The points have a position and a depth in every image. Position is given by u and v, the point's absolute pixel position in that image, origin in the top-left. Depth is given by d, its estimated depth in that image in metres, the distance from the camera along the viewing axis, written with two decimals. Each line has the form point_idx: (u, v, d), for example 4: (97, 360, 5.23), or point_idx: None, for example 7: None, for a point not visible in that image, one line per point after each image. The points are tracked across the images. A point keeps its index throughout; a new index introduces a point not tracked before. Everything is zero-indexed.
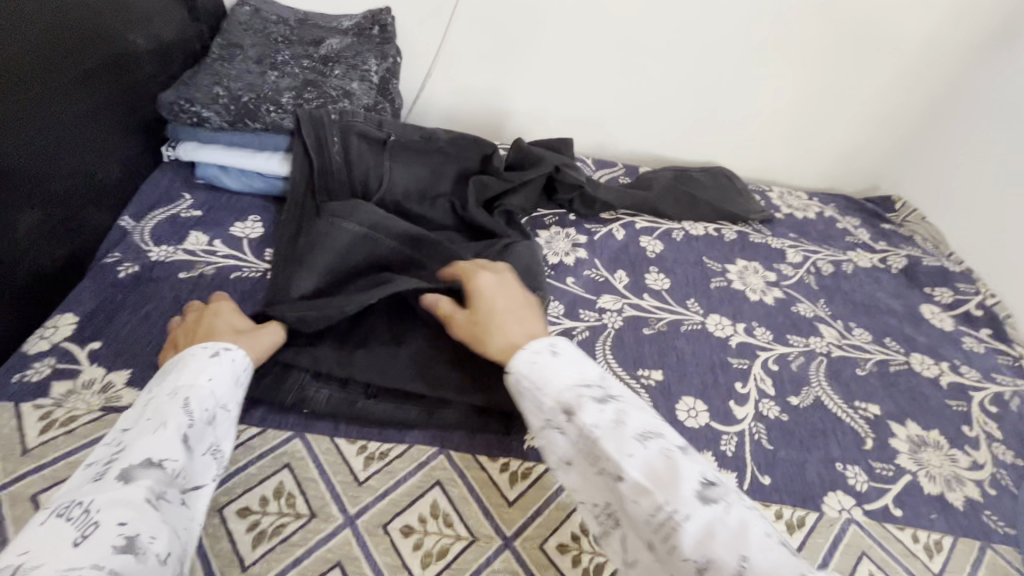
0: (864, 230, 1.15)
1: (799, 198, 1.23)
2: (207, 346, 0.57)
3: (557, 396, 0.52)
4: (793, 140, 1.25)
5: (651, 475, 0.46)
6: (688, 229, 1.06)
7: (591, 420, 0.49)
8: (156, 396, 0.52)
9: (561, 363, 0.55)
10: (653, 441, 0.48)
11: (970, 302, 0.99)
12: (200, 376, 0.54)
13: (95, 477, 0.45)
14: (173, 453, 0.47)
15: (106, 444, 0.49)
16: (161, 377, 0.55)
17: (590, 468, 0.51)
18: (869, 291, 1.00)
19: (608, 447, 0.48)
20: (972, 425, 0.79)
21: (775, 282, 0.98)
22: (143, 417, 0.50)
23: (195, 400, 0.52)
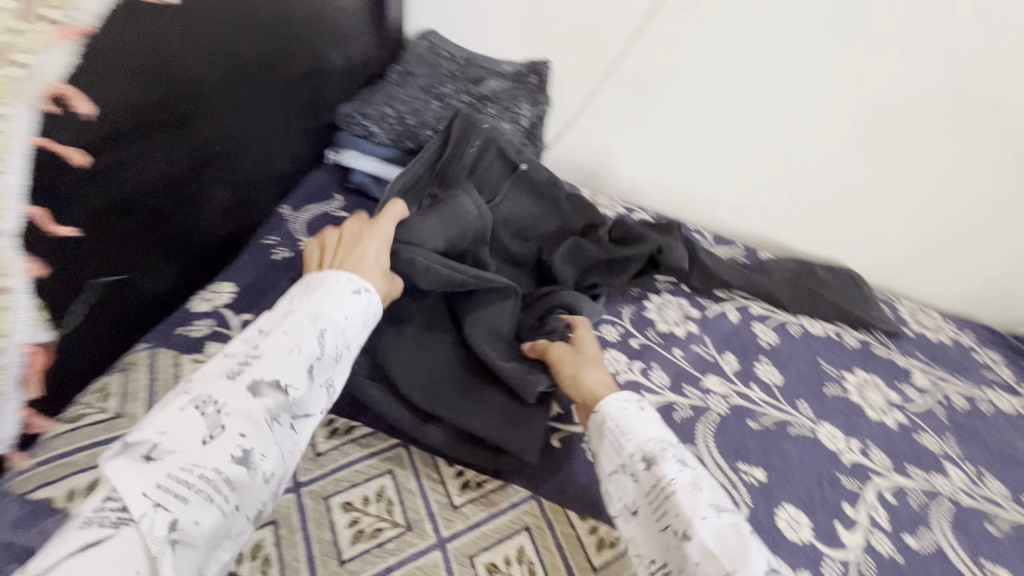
0: (1005, 369, 1.05)
1: (931, 318, 1.14)
2: (353, 280, 0.62)
3: (638, 447, 0.58)
4: (933, 255, 1.16)
5: (720, 545, 0.51)
6: (806, 325, 1.01)
7: (669, 475, 0.55)
8: (298, 312, 0.57)
9: (647, 420, 0.60)
10: (723, 511, 0.54)
11: None
12: (336, 312, 0.59)
13: (231, 374, 0.52)
14: (297, 382, 0.53)
15: (243, 339, 0.55)
16: (302, 293, 0.60)
17: (653, 521, 0.55)
18: (1008, 439, 0.90)
19: (682, 507, 0.53)
20: None
21: (898, 404, 0.91)
22: (282, 329, 0.55)
23: (328, 334, 0.57)
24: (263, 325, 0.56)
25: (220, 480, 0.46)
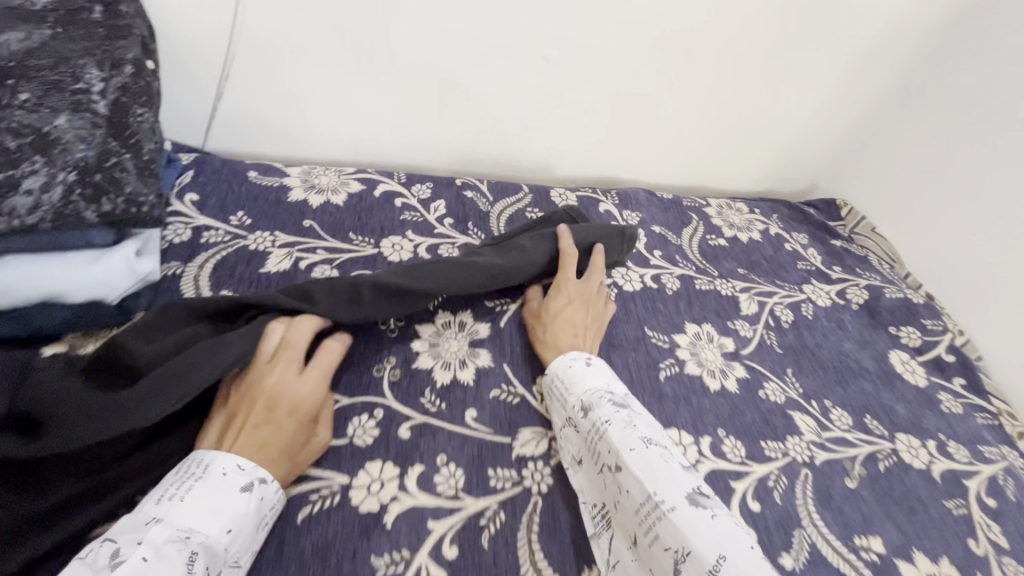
0: (814, 250, 0.96)
1: (739, 213, 1.01)
2: (242, 467, 0.47)
3: (581, 395, 0.57)
4: (725, 141, 1.01)
5: (647, 470, 0.49)
6: (619, 283, 0.81)
7: (602, 417, 0.54)
8: (157, 528, 0.41)
9: (592, 373, 0.60)
10: (655, 447, 0.51)
11: (940, 343, 0.84)
12: (217, 525, 0.43)
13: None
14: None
15: (89, 557, 0.38)
16: (178, 489, 0.44)
17: (593, 467, 0.54)
18: (836, 343, 0.82)
19: (612, 440, 0.52)
20: (977, 536, 0.65)
21: (734, 353, 0.76)
22: (140, 557, 0.39)
23: (202, 561, 0.41)
24: (117, 535, 0.40)
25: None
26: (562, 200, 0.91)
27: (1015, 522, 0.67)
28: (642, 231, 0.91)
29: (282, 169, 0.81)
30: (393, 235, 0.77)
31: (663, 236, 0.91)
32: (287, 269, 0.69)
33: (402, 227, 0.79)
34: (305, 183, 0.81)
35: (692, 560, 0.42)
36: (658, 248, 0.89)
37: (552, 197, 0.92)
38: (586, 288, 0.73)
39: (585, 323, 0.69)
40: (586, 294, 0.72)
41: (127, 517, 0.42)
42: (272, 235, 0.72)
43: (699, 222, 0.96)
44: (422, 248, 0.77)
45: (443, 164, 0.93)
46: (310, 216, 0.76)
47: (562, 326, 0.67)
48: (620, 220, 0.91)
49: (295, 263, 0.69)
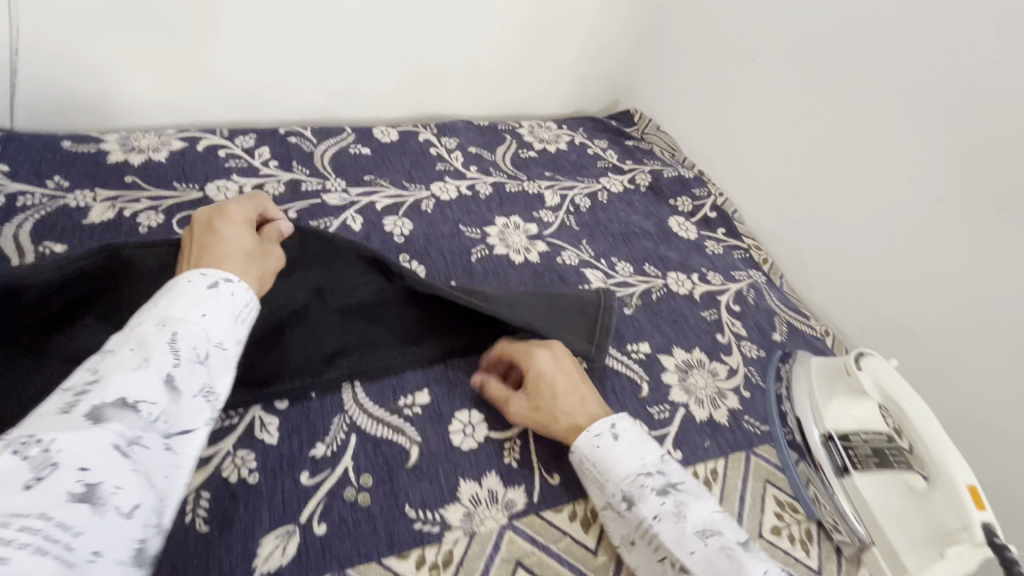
0: (611, 151, 1.14)
1: (548, 129, 1.17)
2: (205, 274, 0.49)
3: (619, 481, 0.54)
4: (526, 69, 1.17)
5: (713, 575, 0.47)
6: (436, 194, 0.94)
7: (652, 514, 0.51)
8: (139, 328, 0.43)
9: (621, 449, 0.55)
10: (714, 541, 0.48)
11: (706, 205, 1.05)
12: (189, 313, 0.45)
13: (65, 407, 0.36)
14: (153, 397, 0.39)
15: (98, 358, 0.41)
16: (154, 300, 0.46)
17: (649, 551, 0.52)
18: (625, 217, 1.00)
19: (670, 543, 0.49)
20: (723, 331, 0.84)
21: (538, 234, 0.91)
22: (124, 347, 0.41)
23: (184, 339, 0.43)
24: (113, 342, 0.42)
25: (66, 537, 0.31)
26: (383, 135, 1.02)
27: (753, 318, 0.87)
28: (458, 152, 1.04)
29: (97, 137, 0.85)
30: (218, 180, 0.85)
31: (479, 154, 1.05)
32: (110, 217, 0.75)
33: (227, 172, 0.86)
34: (124, 145, 0.85)
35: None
36: (474, 164, 1.03)
37: (374, 133, 1.02)
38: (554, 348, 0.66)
39: (575, 381, 0.63)
40: (551, 354, 0.65)
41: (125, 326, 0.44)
42: (93, 192, 0.77)
43: (512, 140, 1.11)
44: (247, 188, 0.85)
45: (268, 118, 1.00)
46: (131, 173, 0.82)
47: (567, 408, 0.60)
48: (438, 145, 1.04)
49: (118, 213, 0.75)
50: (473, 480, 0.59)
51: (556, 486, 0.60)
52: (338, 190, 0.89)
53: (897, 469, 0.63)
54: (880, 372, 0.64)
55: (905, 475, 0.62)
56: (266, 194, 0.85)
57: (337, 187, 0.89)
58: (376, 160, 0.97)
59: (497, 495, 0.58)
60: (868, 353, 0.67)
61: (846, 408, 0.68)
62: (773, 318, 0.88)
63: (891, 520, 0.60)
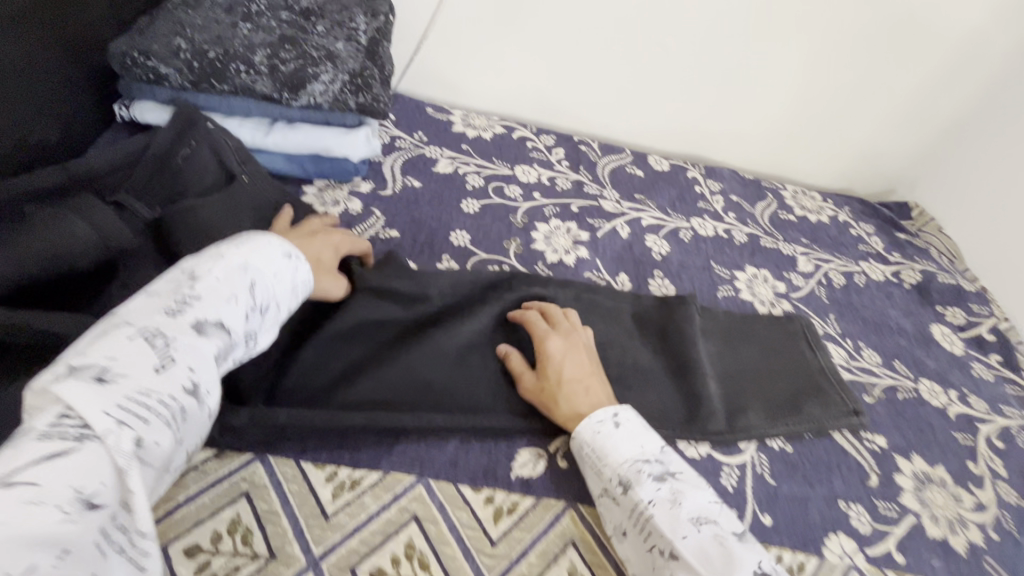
0: (877, 238, 1.09)
1: (812, 199, 1.16)
2: (282, 243, 0.56)
3: (618, 466, 0.55)
4: (807, 135, 1.18)
5: (706, 562, 0.48)
6: (695, 228, 1.00)
7: (646, 498, 0.53)
8: (228, 262, 0.51)
9: (621, 437, 0.58)
10: (709, 529, 0.51)
11: (982, 325, 0.95)
12: (269, 268, 0.53)
13: (169, 308, 0.45)
14: (239, 329, 0.48)
15: (171, 279, 0.48)
16: (233, 241, 0.53)
17: (640, 541, 0.52)
18: (880, 307, 0.95)
19: (661, 524, 0.51)
20: (977, 461, 0.76)
21: (784, 294, 0.92)
22: (212, 275, 0.49)
23: (265, 290, 0.52)
24: (198, 263, 0.50)
25: (177, 411, 0.41)
26: (657, 164, 1.13)
27: (1018, 462, 0.77)
28: (721, 196, 1.10)
29: (449, 110, 1.09)
30: (524, 165, 1.02)
31: (739, 204, 1.09)
32: (449, 171, 0.96)
33: (531, 160, 1.04)
34: (464, 121, 1.08)
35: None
36: (732, 211, 1.07)
37: (649, 160, 1.13)
38: (575, 332, 0.68)
39: (588, 369, 0.64)
40: (568, 335, 0.67)
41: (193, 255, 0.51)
42: (441, 150, 0.99)
43: (773, 199, 1.13)
44: (544, 177, 1.01)
45: (566, 125, 1.18)
46: (466, 143, 1.03)
47: (568, 391, 0.61)
48: (703, 185, 1.11)
49: (455, 170, 0.96)
50: None
51: (767, 526, 0.62)
52: (613, 199, 1.00)
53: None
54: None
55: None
56: (557, 186, 1.00)
57: (612, 197, 1.01)
58: (647, 183, 1.07)
59: None
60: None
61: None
62: None
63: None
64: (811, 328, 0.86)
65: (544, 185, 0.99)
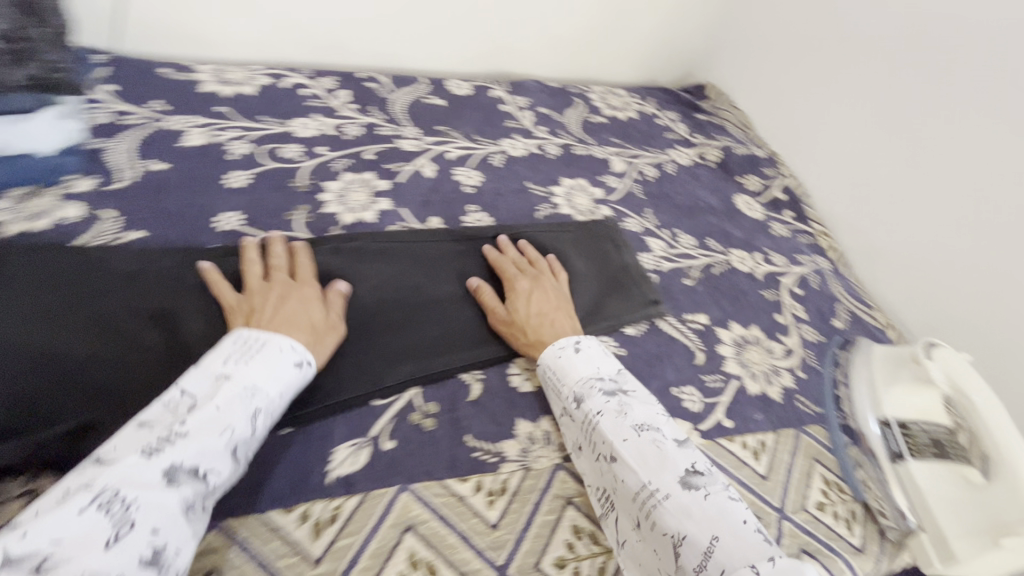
0: (681, 124, 1.13)
1: (619, 97, 1.16)
2: (295, 348, 0.52)
3: (574, 385, 0.60)
4: (601, 31, 1.15)
5: (641, 459, 0.53)
6: (506, 150, 0.95)
7: (596, 408, 0.57)
8: (228, 385, 0.47)
9: (582, 359, 0.62)
10: (650, 434, 0.55)
11: (776, 186, 1.03)
12: (274, 387, 0.49)
13: (145, 450, 0.41)
14: (222, 466, 0.44)
15: (165, 404, 0.45)
16: (243, 353, 0.50)
17: (590, 454, 0.57)
18: (691, 191, 0.99)
19: (607, 432, 0.55)
20: (782, 312, 0.83)
21: (602, 199, 0.92)
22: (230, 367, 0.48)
23: (263, 417, 0.47)
24: (191, 385, 0.47)
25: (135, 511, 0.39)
26: (457, 89, 1.04)
27: (815, 303, 0.86)
28: (529, 112, 1.05)
29: (193, 67, 0.89)
30: (301, 117, 0.88)
31: (549, 116, 1.05)
32: (204, 143, 0.79)
33: (310, 110, 0.89)
34: (216, 77, 0.89)
35: (689, 543, 0.48)
36: (543, 125, 1.03)
37: (448, 86, 1.04)
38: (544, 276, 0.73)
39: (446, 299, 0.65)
40: (535, 280, 0.71)
41: (194, 367, 0.48)
42: (189, 118, 0.81)
43: (581, 104, 1.11)
44: (328, 127, 0.87)
45: (348, 62, 1.03)
46: (222, 104, 0.85)
47: None
48: (510, 103, 1.05)
49: (210, 139, 0.79)
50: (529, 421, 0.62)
51: None
52: (412, 137, 0.91)
53: (952, 460, 0.62)
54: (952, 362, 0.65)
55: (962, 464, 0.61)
56: (345, 134, 0.87)
57: (412, 134, 0.91)
58: (449, 111, 0.98)
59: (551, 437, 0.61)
60: (940, 347, 0.67)
61: (901, 401, 0.68)
62: (834, 305, 0.86)
63: (946, 506, 0.59)
64: (615, 229, 0.86)
65: (328, 135, 0.86)
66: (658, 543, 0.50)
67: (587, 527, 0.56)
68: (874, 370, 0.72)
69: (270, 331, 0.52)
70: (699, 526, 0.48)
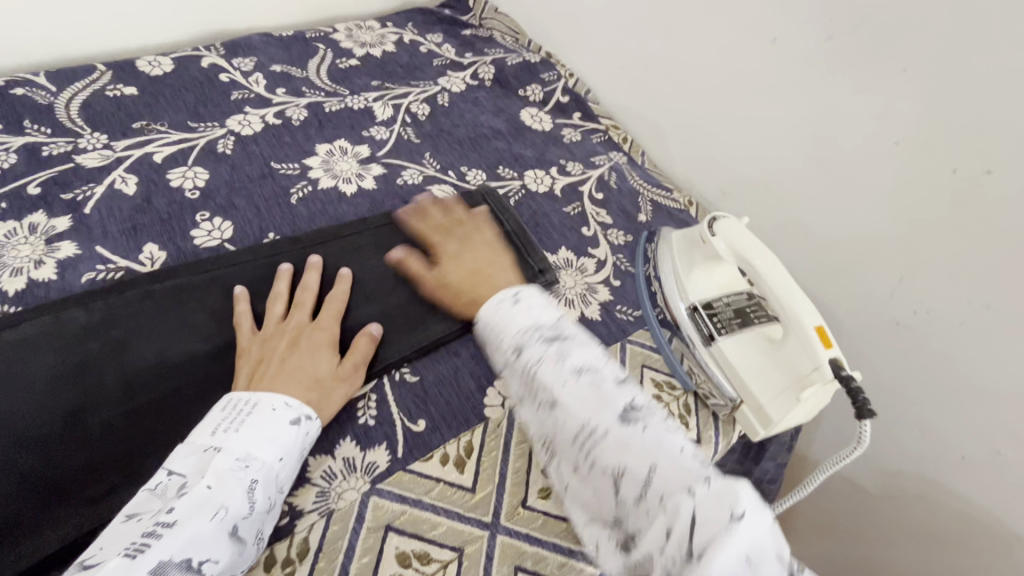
0: (447, 45, 1.00)
1: (370, 31, 1.00)
2: (289, 405, 0.47)
3: (512, 335, 0.48)
4: None
5: (580, 402, 0.44)
6: (236, 130, 0.77)
7: (531, 359, 0.46)
8: (220, 457, 0.42)
9: (517, 313, 0.49)
10: (587, 376, 0.45)
11: (557, 90, 0.96)
12: (271, 452, 0.44)
13: (130, 549, 0.35)
14: (218, 553, 0.38)
15: (152, 491, 0.40)
16: (232, 421, 0.45)
17: (531, 401, 0.48)
18: (471, 118, 0.89)
19: (547, 381, 0.45)
20: (589, 224, 0.79)
21: (370, 157, 0.79)
22: (242, 428, 0.44)
23: (262, 487, 0.42)
24: (179, 466, 0.42)
25: None
26: (153, 68, 0.81)
27: (618, 202, 0.82)
28: (259, 74, 0.86)
29: None
30: None
31: (286, 73, 0.87)
32: None
33: None
34: None
35: (630, 479, 0.40)
36: (281, 86, 0.85)
37: (140, 67, 0.81)
38: (473, 228, 0.65)
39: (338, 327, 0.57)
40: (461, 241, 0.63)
41: (181, 446, 0.43)
42: None
43: (325, 49, 0.94)
44: None
45: None
46: None
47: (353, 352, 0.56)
48: (231, 69, 0.85)
49: None
50: (326, 452, 0.52)
51: (423, 433, 0.55)
52: (97, 147, 0.70)
53: (752, 326, 0.62)
54: (732, 231, 0.62)
55: (762, 326, 0.62)
56: None
57: (97, 143, 0.70)
58: (147, 100, 0.77)
59: (356, 461, 0.52)
60: (721, 217, 0.64)
61: (703, 279, 0.65)
62: (637, 199, 0.84)
63: (753, 376, 0.59)
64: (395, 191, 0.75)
65: None
66: (603, 489, 0.42)
67: (415, 548, 0.48)
68: (675, 253, 0.68)
69: (262, 395, 0.47)
70: (646, 467, 0.40)
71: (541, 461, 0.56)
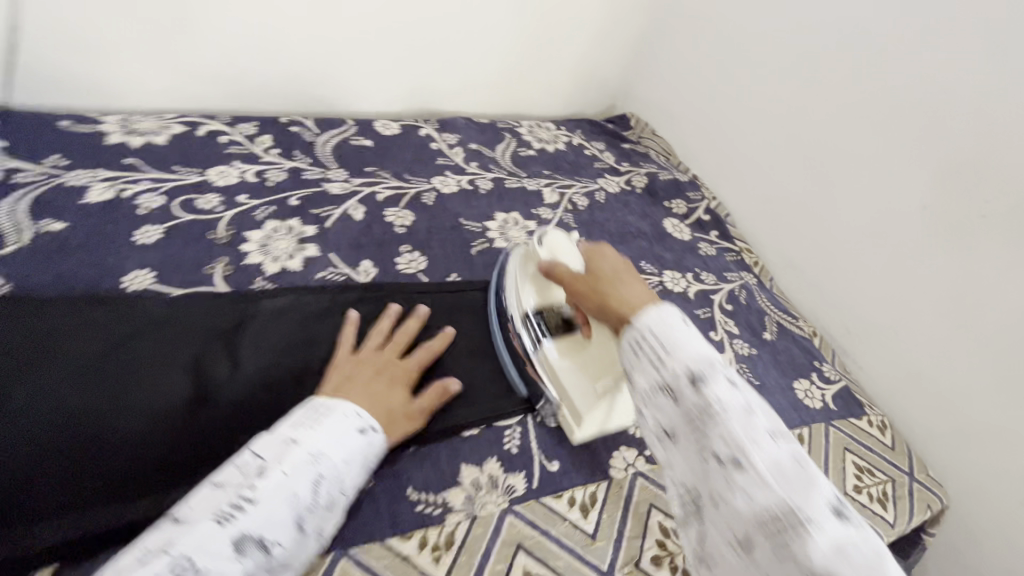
0: (608, 153, 1.18)
1: (547, 130, 1.20)
2: (359, 414, 0.52)
3: (684, 362, 0.42)
4: (524, 71, 1.19)
5: (780, 476, 0.37)
6: (438, 188, 0.95)
7: (716, 399, 0.40)
8: (296, 449, 0.47)
9: (690, 345, 0.44)
10: (781, 447, 0.39)
11: (699, 209, 1.09)
12: (338, 453, 0.49)
13: (215, 521, 0.41)
14: (282, 539, 0.43)
15: (236, 465, 0.46)
16: (311, 419, 0.50)
17: (695, 449, 0.41)
18: (621, 217, 1.02)
19: (736, 431, 0.39)
20: (716, 329, 0.85)
21: (537, 230, 0.93)
22: (307, 430, 0.49)
23: (327, 483, 0.47)
24: (261, 450, 0.47)
25: None
26: (385, 129, 1.03)
27: (745, 317, 0.90)
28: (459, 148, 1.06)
29: (96, 118, 0.83)
30: (219, 165, 0.84)
31: (479, 151, 1.07)
32: (110, 197, 0.73)
33: (228, 158, 0.86)
34: (123, 127, 0.84)
35: (770, 500, 0.36)
36: (474, 160, 1.04)
37: (377, 127, 1.03)
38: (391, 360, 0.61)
39: (403, 395, 0.58)
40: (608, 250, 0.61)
41: (264, 434, 0.48)
42: (91, 172, 0.76)
43: (511, 139, 1.13)
44: (249, 174, 0.84)
45: (267, 108, 1.01)
46: (130, 155, 0.80)
47: (403, 425, 0.57)
48: (439, 141, 1.05)
49: (118, 194, 0.74)
50: (475, 465, 0.60)
51: (555, 473, 0.62)
52: (340, 180, 0.89)
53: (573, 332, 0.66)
54: (557, 242, 0.69)
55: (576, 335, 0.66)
56: (269, 181, 0.84)
57: (339, 177, 0.90)
58: (378, 153, 0.98)
59: (498, 480, 0.59)
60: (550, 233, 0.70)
61: (540, 290, 0.68)
62: (763, 317, 0.91)
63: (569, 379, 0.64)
64: None
65: (250, 184, 0.83)
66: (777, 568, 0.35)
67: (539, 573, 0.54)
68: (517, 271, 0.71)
69: (335, 401, 0.53)
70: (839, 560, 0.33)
71: (655, 531, 0.60)
